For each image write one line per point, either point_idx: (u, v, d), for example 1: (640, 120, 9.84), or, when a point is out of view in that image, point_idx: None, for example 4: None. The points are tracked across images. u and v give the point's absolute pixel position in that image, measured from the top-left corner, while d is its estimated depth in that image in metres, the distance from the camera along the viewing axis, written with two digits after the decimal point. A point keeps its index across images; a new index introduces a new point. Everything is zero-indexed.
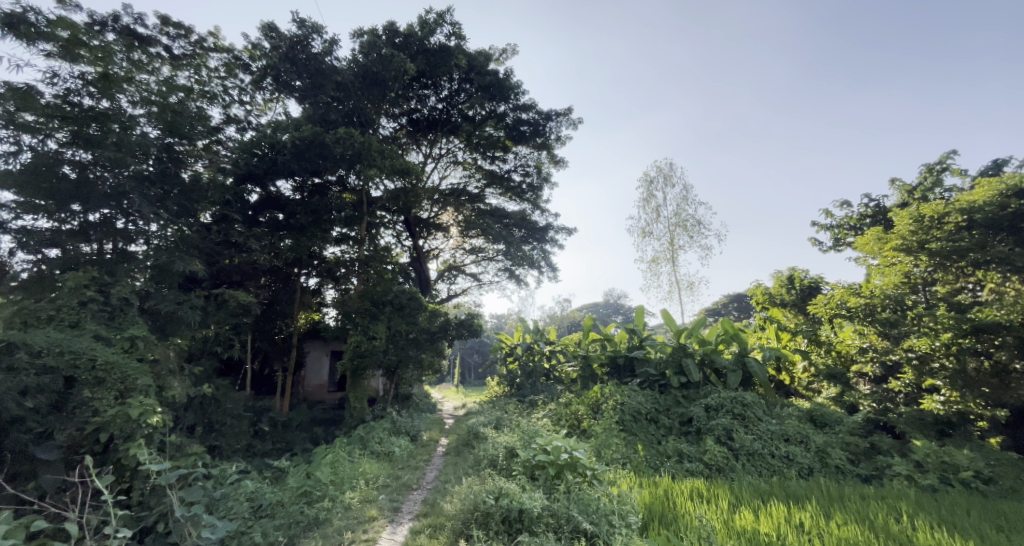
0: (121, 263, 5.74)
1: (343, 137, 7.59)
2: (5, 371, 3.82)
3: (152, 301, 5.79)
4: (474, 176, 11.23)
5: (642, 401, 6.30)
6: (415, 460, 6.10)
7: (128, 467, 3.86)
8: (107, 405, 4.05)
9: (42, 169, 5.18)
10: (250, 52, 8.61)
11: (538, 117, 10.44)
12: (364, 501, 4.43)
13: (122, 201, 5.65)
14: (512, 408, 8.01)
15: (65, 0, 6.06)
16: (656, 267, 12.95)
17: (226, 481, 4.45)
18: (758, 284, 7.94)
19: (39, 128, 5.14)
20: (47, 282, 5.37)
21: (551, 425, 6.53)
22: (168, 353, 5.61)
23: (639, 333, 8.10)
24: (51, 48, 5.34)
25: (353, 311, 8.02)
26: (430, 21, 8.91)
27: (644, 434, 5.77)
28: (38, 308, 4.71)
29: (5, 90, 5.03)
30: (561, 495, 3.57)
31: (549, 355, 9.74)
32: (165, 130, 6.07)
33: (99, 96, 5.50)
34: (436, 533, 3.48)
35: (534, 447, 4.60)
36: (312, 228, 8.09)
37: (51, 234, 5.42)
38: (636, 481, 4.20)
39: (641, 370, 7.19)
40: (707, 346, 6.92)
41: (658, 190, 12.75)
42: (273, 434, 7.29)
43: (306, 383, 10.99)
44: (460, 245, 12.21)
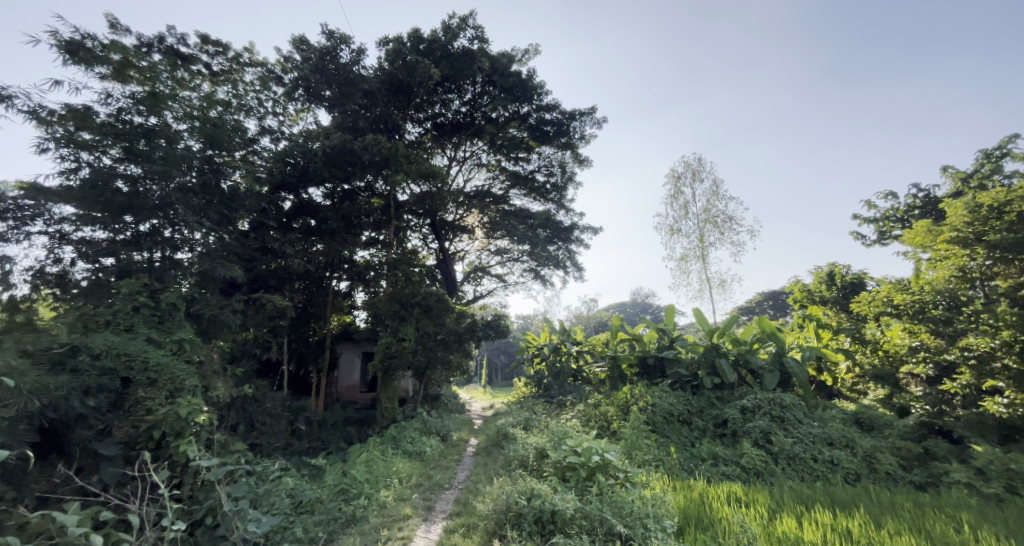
0: (169, 270, 6.07)
1: (371, 144, 7.80)
2: (70, 372, 4.11)
3: (196, 306, 6.09)
4: (498, 178, 11.27)
5: (674, 402, 6.16)
6: (446, 460, 6.17)
7: (179, 463, 4.08)
8: (158, 404, 4.28)
9: (99, 184, 5.63)
10: (283, 65, 8.96)
11: (562, 117, 10.43)
12: (398, 500, 4.52)
13: (168, 212, 5.99)
14: (540, 408, 8.04)
15: (117, 25, 6.49)
16: (685, 264, 12.65)
17: (268, 478, 4.65)
18: (795, 282, 7.63)
19: (95, 145, 5.58)
20: (104, 288, 5.83)
21: (580, 426, 6.50)
22: (212, 354, 5.89)
23: (670, 333, 7.91)
24: (106, 70, 5.76)
25: (383, 313, 8.25)
26: (453, 26, 9.03)
27: (677, 436, 5.65)
28: (97, 313, 5.06)
29: (66, 111, 5.46)
30: (594, 497, 3.54)
31: (577, 356, 9.66)
32: (207, 143, 6.32)
33: (148, 114, 5.86)
34: (470, 532, 3.52)
35: (565, 448, 4.58)
36: (342, 233, 8.34)
37: (108, 245, 5.92)
38: (669, 484, 4.12)
39: (672, 370, 7.04)
40: (742, 346, 6.72)
41: (687, 186, 12.45)
42: (309, 433, 7.54)
43: (339, 383, 11.33)
44: (485, 247, 12.29)
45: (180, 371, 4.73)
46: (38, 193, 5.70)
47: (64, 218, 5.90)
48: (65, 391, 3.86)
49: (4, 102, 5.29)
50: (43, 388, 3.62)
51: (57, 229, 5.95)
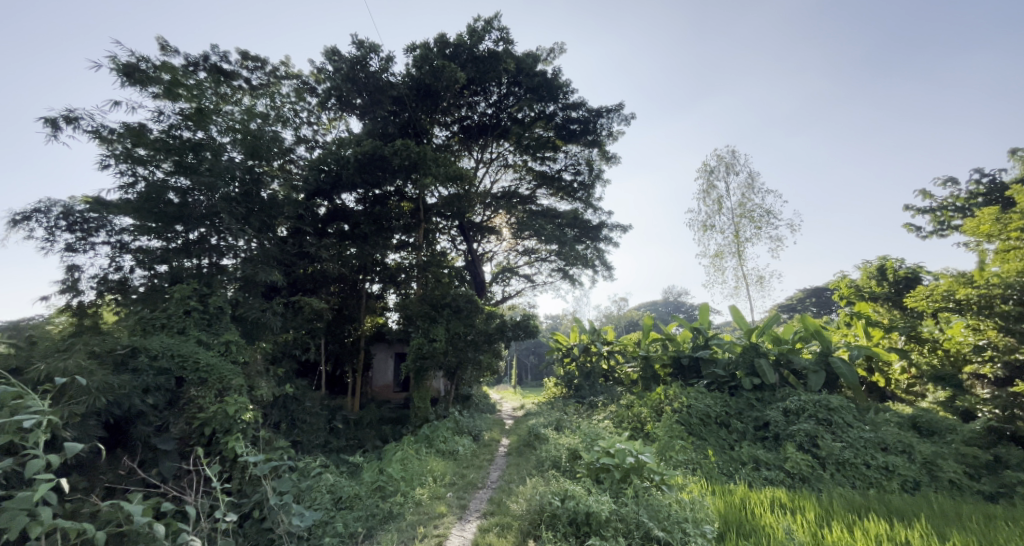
0: (216, 275, 6.42)
1: (401, 149, 7.99)
2: (131, 372, 4.43)
3: (241, 309, 6.41)
4: (525, 178, 11.28)
5: (710, 404, 5.97)
6: (479, 459, 6.22)
7: (228, 457, 4.31)
8: (209, 402, 4.54)
9: (154, 196, 6.05)
10: (316, 76, 9.31)
11: (588, 115, 10.32)
12: (433, 498, 4.60)
13: (214, 220, 6.32)
14: (571, 409, 8.00)
15: (167, 47, 6.95)
16: (720, 261, 12.22)
17: (310, 474, 4.83)
18: (841, 278, 7.21)
19: (149, 160, 6.04)
20: (160, 293, 6.24)
21: (613, 427, 6.40)
22: (256, 355, 6.18)
23: (705, 332, 7.68)
24: (158, 90, 6.19)
25: (414, 314, 8.41)
26: (478, 28, 9.12)
27: (715, 439, 5.48)
28: (153, 317, 5.41)
29: (124, 130, 5.99)
30: (629, 499, 3.49)
31: (608, 356, 9.52)
32: (248, 153, 6.63)
33: (195, 128, 6.23)
34: (505, 531, 3.54)
35: (597, 449, 4.52)
36: (374, 237, 8.58)
37: (162, 252, 6.34)
38: (708, 488, 3.99)
39: (707, 370, 6.82)
40: (783, 345, 6.43)
41: (720, 180, 12.04)
42: (346, 432, 7.78)
43: (374, 383, 11.64)
44: (513, 247, 12.33)
45: (227, 371, 4.99)
46: (102, 207, 6.20)
47: (123, 229, 6.36)
48: (128, 389, 4.16)
49: (72, 123, 5.77)
50: (109, 386, 3.92)
51: (118, 239, 6.42)
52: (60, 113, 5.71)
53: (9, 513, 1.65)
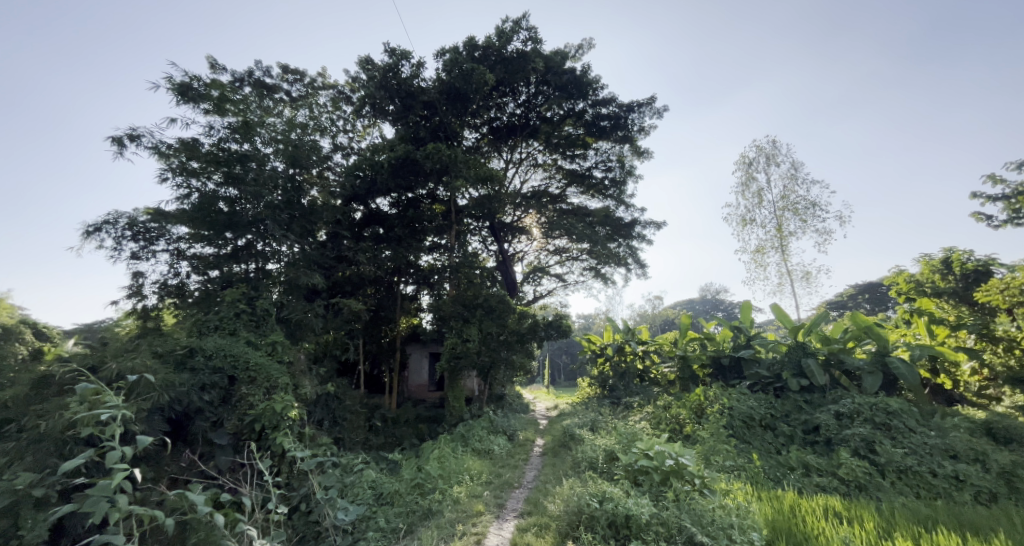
0: (262, 279, 6.77)
1: (432, 153, 8.15)
2: (189, 371, 4.73)
3: (286, 311, 6.72)
4: (555, 177, 11.23)
5: (754, 406, 5.74)
6: (514, 459, 6.23)
7: (277, 452, 4.51)
8: (258, 400, 4.80)
9: (206, 206, 6.47)
10: (351, 86, 9.64)
11: (619, 110, 10.17)
12: (470, 496, 4.66)
13: (259, 227, 6.65)
14: (607, 409, 7.88)
15: (216, 65, 7.41)
16: (762, 256, 11.67)
17: (352, 470, 4.99)
18: (898, 272, 6.69)
19: (202, 173, 6.45)
20: (213, 297, 6.66)
21: (650, 429, 6.25)
22: (300, 355, 6.46)
23: (746, 331, 7.40)
24: (209, 106, 6.63)
25: (447, 315, 8.51)
26: (507, 29, 9.16)
27: (760, 442, 5.25)
28: (207, 319, 5.77)
29: (180, 145, 6.45)
30: (670, 503, 3.38)
31: (643, 356, 9.29)
32: (289, 162, 6.91)
33: (242, 140, 6.59)
34: (543, 532, 3.52)
35: (635, 451, 4.44)
36: (408, 239, 8.76)
37: (214, 258, 6.77)
38: (754, 493, 3.82)
39: (750, 370, 6.57)
40: (834, 345, 6.06)
41: (760, 172, 11.52)
42: (385, 429, 8.01)
43: (409, 382, 11.91)
44: (544, 247, 12.30)
45: (273, 370, 5.24)
46: (161, 218, 6.69)
47: (180, 237, 6.83)
48: (186, 387, 4.44)
49: (134, 141, 6.24)
50: (169, 384, 4.20)
51: (175, 247, 6.91)
52: (124, 132, 6.19)
53: (93, 499, 1.79)
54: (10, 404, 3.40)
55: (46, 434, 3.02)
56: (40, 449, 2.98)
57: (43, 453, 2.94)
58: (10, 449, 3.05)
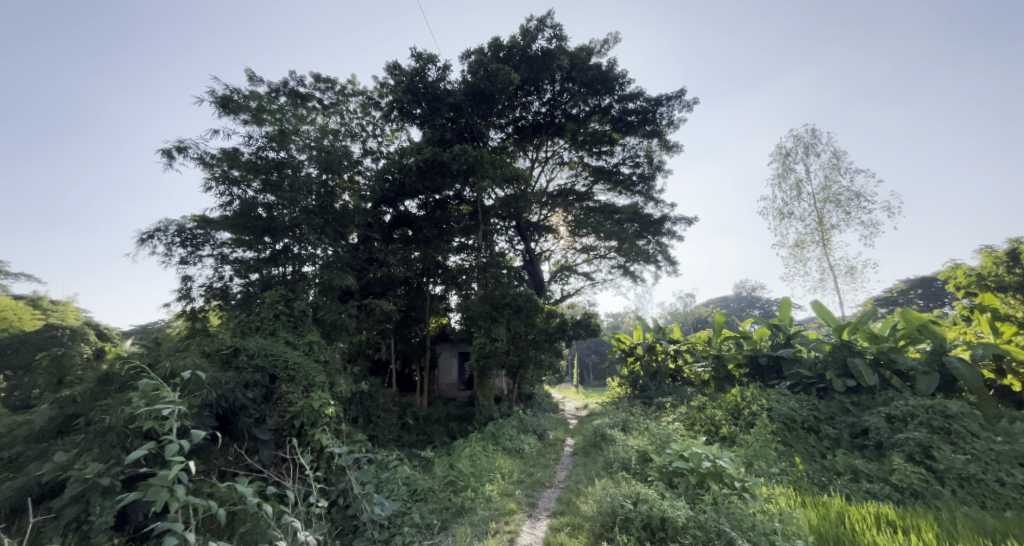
0: (299, 282, 7.05)
1: (459, 154, 8.25)
2: (234, 369, 4.98)
3: (321, 312, 6.97)
4: (581, 175, 11.15)
5: (796, 407, 5.52)
6: (545, 458, 6.23)
7: (316, 448, 4.67)
8: (298, 397, 4.99)
9: (247, 212, 6.79)
10: (379, 91, 9.87)
11: (646, 105, 10.01)
12: (503, 494, 4.69)
13: (296, 232, 6.92)
14: (638, 409, 7.74)
15: (254, 77, 7.78)
16: (801, 251, 11.15)
17: (387, 467, 5.11)
18: (955, 265, 6.23)
19: (242, 181, 6.78)
20: (254, 299, 6.99)
21: (684, 430, 6.10)
22: (335, 354, 6.67)
23: (786, 329, 7.14)
24: (248, 116, 6.96)
25: (476, 314, 8.57)
26: (531, 28, 9.15)
27: (802, 445, 5.04)
28: (250, 320, 6.08)
29: (223, 155, 6.81)
30: (708, 506, 3.29)
31: (675, 355, 9.04)
32: (322, 168, 7.15)
33: (278, 149, 6.87)
34: (577, 532, 3.49)
35: (670, 452, 4.35)
36: (436, 240, 8.87)
37: (255, 262, 7.11)
38: (798, 499, 3.66)
39: (789, 370, 6.36)
40: (883, 343, 5.73)
41: (798, 162, 11.02)
42: (417, 427, 8.17)
43: (439, 381, 12.10)
44: (571, 246, 12.23)
45: (311, 369, 5.45)
46: (206, 225, 7.08)
47: (223, 243, 7.22)
48: (232, 384, 4.67)
49: (182, 152, 6.62)
50: (217, 382, 4.43)
51: (220, 252, 7.30)
52: (172, 144, 6.57)
53: (154, 488, 1.91)
54: (79, 400, 3.68)
55: (111, 427, 3.25)
56: (105, 441, 3.21)
57: (108, 445, 3.17)
58: (80, 441, 3.30)
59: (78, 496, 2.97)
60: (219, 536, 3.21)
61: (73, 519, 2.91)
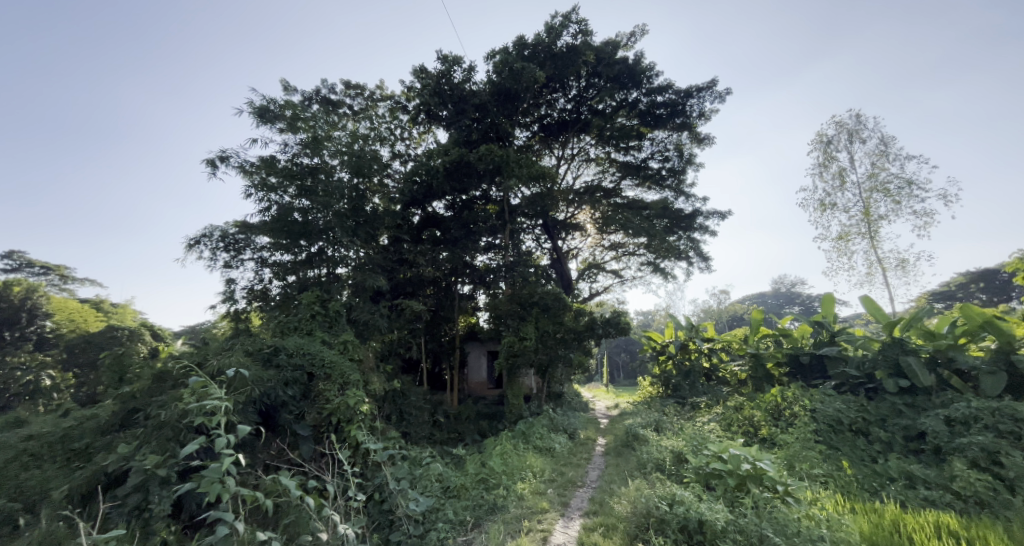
0: (333, 283, 7.29)
1: (485, 154, 8.29)
2: (275, 368, 5.20)
3: (355, 312, 7.18)
4: (608, 171, 10.99)
5: (842, 408, 5.24)
6: (577, 458, 6.18)
7: (351, 444, 4.80)
8: (334, 395, 5.15)
9: (284, 217, 7.08)
10: (407, 95, 10.05)
11: (676, 97, 9.79)
12: (535, 493, 4.68)
13: (329, 235, 7.15)
14: (672, 409, 7.55)
15: (288, 87, 8.09)
16: (846, 243, 10.55)
17: (420, 463, 5.19)
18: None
19: (279, 187, 7.06)
20: (292, 300, 7.28)
21: (721, 431, 5.91)
22: (368, 353, 6.85)
23: (830, 327, 6.84)
24: (283, 125, 7.25)
25: (504, 313, 8.60)
26: (556, 24, 9.09)
27: (851, 449, 4.77)
28: (289, 321, 6.33)
29: (262, 163, 7.12)
30: (748, 510, 3.16)
31: (709, 353, 8.76)
32: (353, 172, 7.36)
33: (312, 155, 7.12)
34: (611, 532, 3.44)
35: (707, 454, 4.23)
36: (464, 240, 8.98)
37: (292, 265, 7.40)
38: (846, 504, 3.48)
39: (835, 370, 6.09)
40: (940, 341, 5.34)
41: (841, 150, 10.45)
42: (448, 425, 8.29)
43: (469, 380, 12.23)
44: (599, 243, 12.08)
45: (346, 367, 5.62)
46: (247, 230, 7.42)
47: (263, 247, 7.54)
48: (273, 382, 4.87)
49: (224, 161, 6.97)
50: (259, 380, 4.64)
51: (259, 256, 7.64)
52: (215, 154, 6.93)
53: (206, 480, 2.02)
54: (138, 395, 3.94)
55: (165, 422, 3.46)
56: (161, 434, 3.42)
57: (164, 438, 3.37)
58: (139, 434, 3.53)
59: (139, 485, 3.18)
60: (265, 527, 3.35)
61: (136, 506, 3.12)
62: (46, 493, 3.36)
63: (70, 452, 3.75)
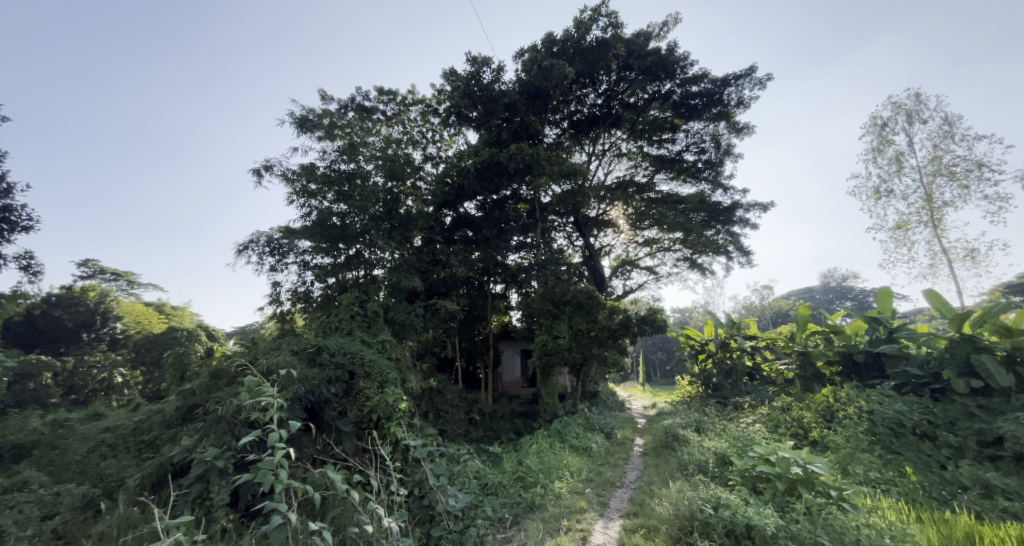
0: (370, 284, 7.51)
1: (515, 154, 8.29)
2: (319, 366, 5.42)
3: (392, 312, 7.37)
4: (640, 165, 10.72)
5: (904, 410, 4.89)
6: (614, 458, 6.09)
7: (391, 441, 4.93)
8: (374, 393, 5.31)
9: (324, 222, 7.37)
10: (437, 98, 10.21)
11: (712, 86, 9.45)
12: (572, 493, 4.65)
13: (366, 237, 7.37)
14: (713, 410, 7.29)
15: (326, 96, 8.42)
16: (905, 232, 9.81)
17: (458, 461, 5.25)
18: None
19: (318, 193, 7.35)
20: (333, 301, 7.57)
21: (768, 432, 5.64)
22: (405, 352, 7.01)
23: (888, 323, 6.38)
24: (321, 133, 7.54)
25: (537, 312, 8.57)
26: (585, 19, 8.97)
27: (915, 454, 4.42)
28: (330, 321, 6.58)
29: (303, 170, 7.43)
30: (801, 516, 3.00)
31: (752, 351, 8.39)
32: (388, 176, 7.56)
33: (349, 161, 7.36)
34: (653, 534, 3.36)
35: (753, 456, 4.05)
36: (495, 240, 9.03)
37: (331, 267, 7.68)
38: (911, 513, 3.23)
39: (894, 369, 5.69)
40: (1019, 338, 4.86)
41: (897, 133, 9.74)
42: (483, 423, 8.37)
43: (503, 378, 12.30)
44: (632, 239, 11.84)
45: (385, 366, 5.78)
46: (290, 235, 7.78)
47: (305, 251, 7.89)
48: (317, 380, 5.07)
49: (268, 170, 7.34)
50: (305, 378, 4.86)
51: (302, 259, 7.99)
52: (261, 164, 7.30)
53: (262, 471, 2.12)
54: (197, 392, 4.21)
55: (222, 416, 3.68)
56: (219, 428, 3.64)
57: (222, 432, 3.59)
58: (200, 428, 3.78)
59: (201, 475, 3.40)
60: (313, 518, 3.50)
61: (198, 495, 3.33)
62: (121, 480, 3.65)
63: (141, 443, 4.06)
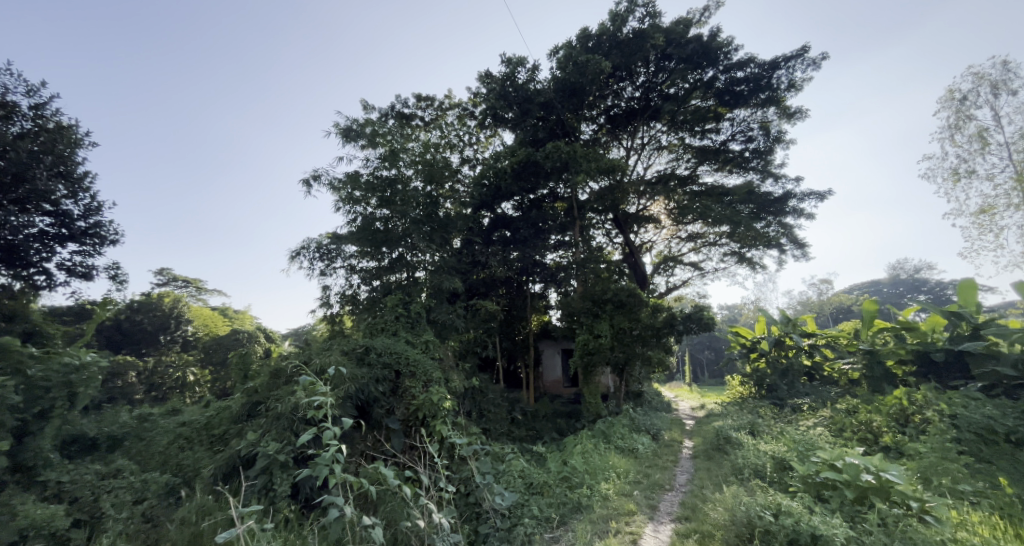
0: (413, 286, 7.72)
1: (552, 152, 8.27)
2: (367, 366, 5.64)
3: (434, 313, 7.53)
4: (682, 158, 10.27)
5: (993, 414, 4.41)
6: (662, 459, 5.90)
7: (437, 438, 5.04)
8: (419, 391, 5.44)
9: (368, 227, 7.66)
10: (473, 101, 10.35)
11: (759, 71, 9.00)
12: (620, 495, 4.55)
13: (408, 241, 7.59)
14: (768, 411, 6.89)
15: (368, 106, 8.75)
16: (990, 216, 8.83)
17: (503, 459, 5.28)
18: None
19: (362, 199, 7.65)
20: (378, 303, 7.83)
21: (831, 436, 5.26)
22: (447, 352, 7.13)
23: (971, 319, 5.78)
24: (364, 142, 7.85)
25: (578, 311, 8.46)
26: (621, 11, 8.78)
27: (1009, 463, 3.96)
28: (376, 322, 6.82)
29: (348, 178, 7.77)
30: (874, 527, 2.77)
31: (810, 351, 7.89)
32: (427, 179, 7.76)
33: (390, 167, 7.61)
34: (708, 540, 3.22)
35: (817, 461, 3.79)
36: (533, 239, 9.00)
37: (375, 270, 7.95)
38: (1008, 529, 2.88)
39: (980, 369, 5.16)
40: None
41: (977, 108, 8.82)
42: (526, 423, 8.38)
43: (544, 378, 12.26)
44: (675, 235, 11.45)
45: (428, 366, 5.91)
46: (337, 240, 8.15)
47: (351, 255, 8.23)
48: (366, 379, 5.27)
49: (317, 180, 7.74)
50: (354, 377, 5.06)
51: (348, 263, 8.34)
52: (309, 174, 7.71)
53: (319, 467, 2.20)
54: (259, 390, 4.51)
55: (282, 413, 3.91)
56: (280, 424, 3.88)
57: (282, 428, 3.82)
58: (263, 423, 4.04)
59: (265, 468, 3.63)
60: (367, 511, 3.64)
61: (263, 486, 3.55)
62: (197, 471, 3.98)
63: (212, 437, 4.40)
